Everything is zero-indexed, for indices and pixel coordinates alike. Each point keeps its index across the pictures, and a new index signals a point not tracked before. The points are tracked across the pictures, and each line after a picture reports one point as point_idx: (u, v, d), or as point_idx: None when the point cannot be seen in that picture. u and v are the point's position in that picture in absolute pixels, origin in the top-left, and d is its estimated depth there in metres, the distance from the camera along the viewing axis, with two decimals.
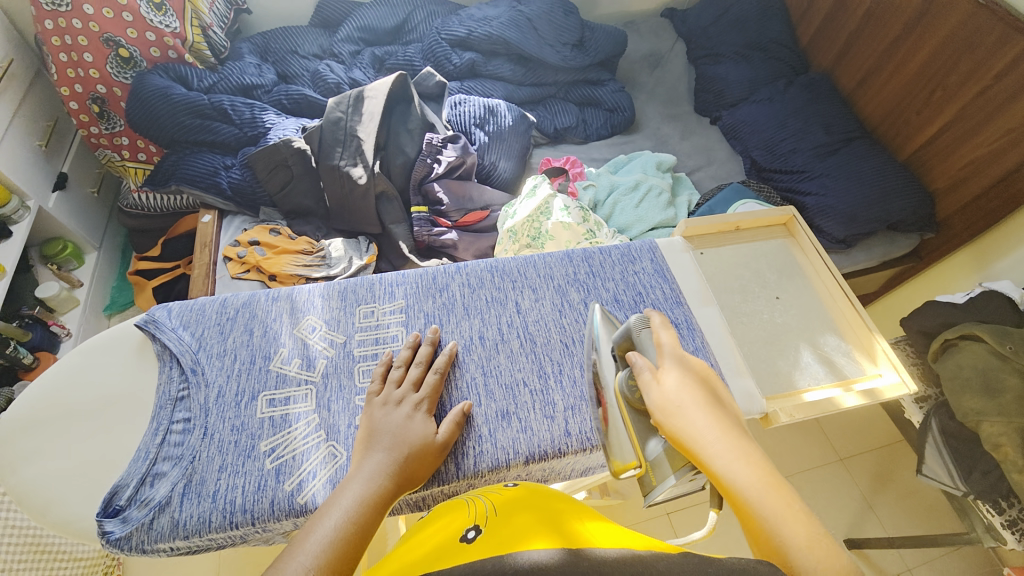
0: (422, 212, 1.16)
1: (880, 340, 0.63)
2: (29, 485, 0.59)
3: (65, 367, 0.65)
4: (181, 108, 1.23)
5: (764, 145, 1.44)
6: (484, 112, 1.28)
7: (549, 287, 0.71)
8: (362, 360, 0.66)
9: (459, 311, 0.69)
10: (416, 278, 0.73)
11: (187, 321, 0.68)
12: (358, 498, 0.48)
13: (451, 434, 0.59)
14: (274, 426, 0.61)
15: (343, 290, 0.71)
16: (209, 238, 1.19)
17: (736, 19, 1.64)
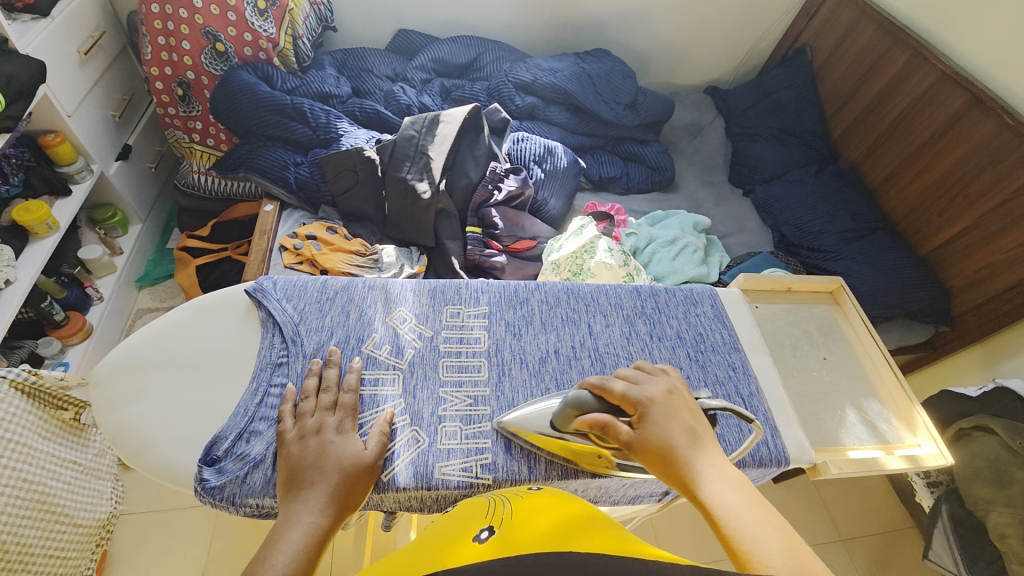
0: (476, 233, 1.22)
1: (920, 413, 0.70)
2: (127, 425, 0.61)
3: (175, 321, 0.68)
4: (265, 104, 1.31)
5: (794, 222, 1.53)
6: (543, 151, 1.37)
7: (620, 313, 0.71)
8: (447, 355, 0.66)
9: (536, 325, 0.70)
10: (499, 286, 0.73)
11: (290, 295, 0.69)
12: (293, 547, 0.47)
13: (380, 445, 0.58)
14: (363, 404, 0.62)
15: (435, 288, 0.72)
16: (268, 226, 1.24)
17: (777, 105, 1.77)
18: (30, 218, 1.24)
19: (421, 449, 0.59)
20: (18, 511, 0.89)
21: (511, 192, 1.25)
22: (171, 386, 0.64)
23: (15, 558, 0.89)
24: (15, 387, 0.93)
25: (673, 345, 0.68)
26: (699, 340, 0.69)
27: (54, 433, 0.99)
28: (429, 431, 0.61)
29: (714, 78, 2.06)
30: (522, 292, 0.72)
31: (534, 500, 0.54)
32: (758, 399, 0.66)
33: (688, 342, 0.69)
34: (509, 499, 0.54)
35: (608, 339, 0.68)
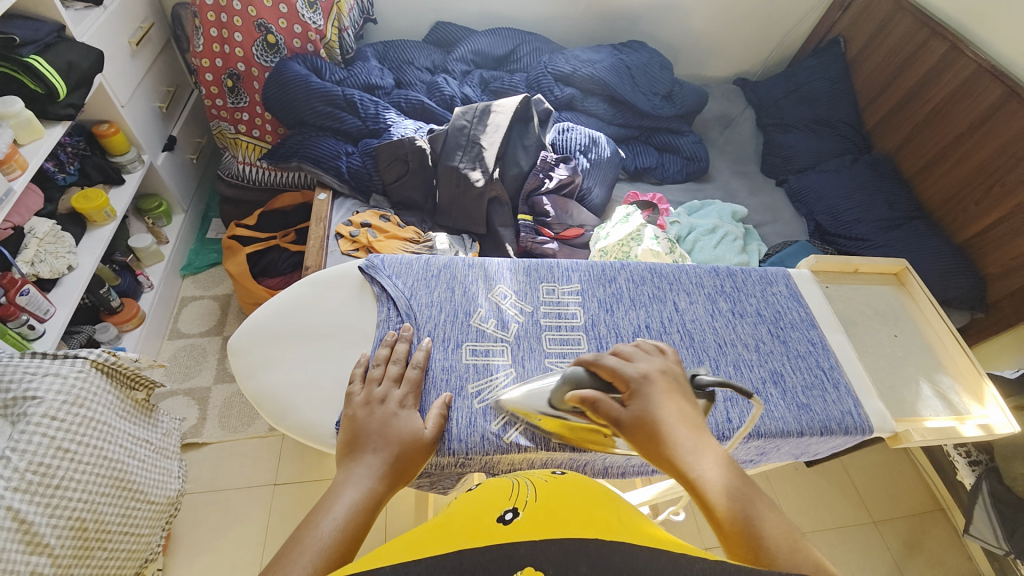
0: (528, 221, 1.25)
1: (987, 384, 0.76)
2: (266, 390, 0.65)
3: (299, 294, 0.72)
4: (317, 95, 1.34)
5: (830, 211, 1.56)
6: (588, 141, 1.39)
7: (702, 292, 0.75)
8: (549, 329, 0.70)
9: (626, 302, 0.73)
10: (587, 266, 0.77)
11: (397, 272, 0.73)
12: (351, 503, 0.46)
13: (438, 426, 0.59)
14: (478, 372, 0.65)
15: (529, 267, 0.76)
16: (323, 214, 1.27)
17: (809, 95, 1.79)
18: (90, 206, 1.27)
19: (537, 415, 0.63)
20: (99, 487, 0.89)
21: (562, 180, 1.28)
22: (305, 355, 0.68)
23: (94, 535, 0.87)
24: (95, 366, 0.95)
25: (755, 321, 0.74)
26: (778, 317, 0.75)
27: (129, 412, 1.01)
28: None
29: (742, 70, 2.07)
30: (609, 271, 0.76)
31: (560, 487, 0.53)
32: (838, 371, 0.72)
33: (768, 319, 0.74)
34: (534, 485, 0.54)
35: (694, 315, 0.73)
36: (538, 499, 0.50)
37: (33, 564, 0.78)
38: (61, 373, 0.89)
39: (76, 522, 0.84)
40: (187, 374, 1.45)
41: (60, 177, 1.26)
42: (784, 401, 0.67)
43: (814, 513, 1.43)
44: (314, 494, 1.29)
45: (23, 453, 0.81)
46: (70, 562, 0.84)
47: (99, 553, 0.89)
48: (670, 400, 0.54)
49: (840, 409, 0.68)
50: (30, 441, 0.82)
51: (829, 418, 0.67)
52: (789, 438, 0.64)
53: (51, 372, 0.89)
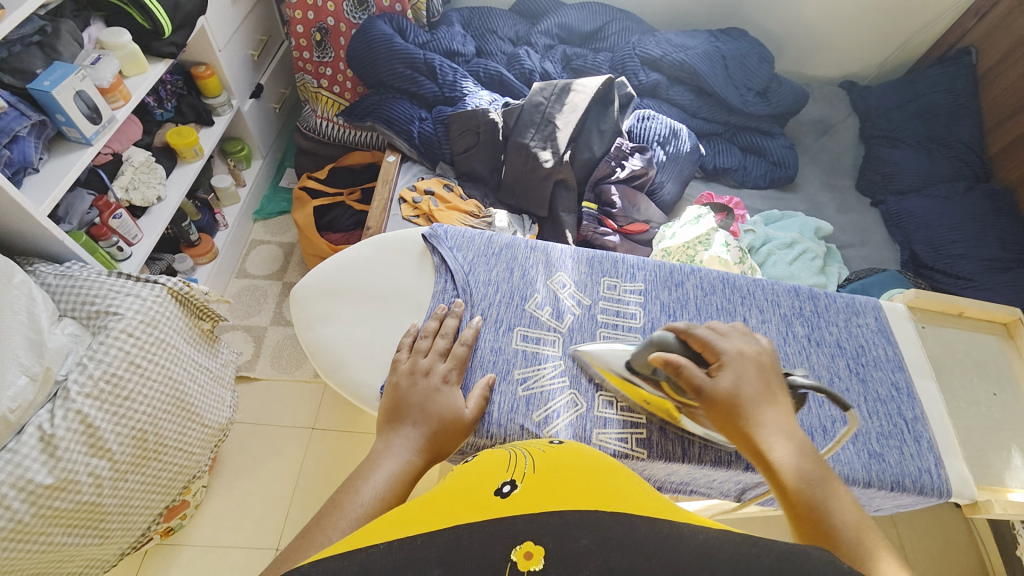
0: (592, 209, 1.20)
1: None
2: (320, 343, 0.67)
3: (361, 254, 0.73)
4: (399, 56, 1.34)
5: (930, 242, 1.40)
6: (668, 133, 1.31)
7: (778, 312, 0.70)
8: (606, 326, 0.67)
9: (692, 310, 0.69)
10: (655, 266, 0.73)
11: (458, 245, 0.72)
12: (388, 474, 0.47)
13: (479, 406, 0.58)
14: (526, 359, 0.64)
15: (592, 258, 0.73)
16: (390, 177, 1.29)
17: (928, 108, 1.59)
18: (182, 142, 1.35)
19: (580, 413, 0.61)
20: (161, 404, 0.96)
21: (635, 171, 1.21)
22: (360, 314, 0.69)
23: (153, 446, 0.96)
24: (171, 294, 1.02)
25: (833, 353, 0.68)
26: (860, 352, 0.68)
27: (195, 340, 1.08)
28: (588, 397, 0.62)
29: (852, 72, 1.85)
30: (677, 274, 0.72)
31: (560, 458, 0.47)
32: (921, 423, 0.65)
33: (848, 352, 0.68)
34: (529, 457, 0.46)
35: (765, 335, 0.67)
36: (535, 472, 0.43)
37: (94, 465, 0.86)
38: (140, 295, 0.97)
39: (138, 433, 0.92)
40: (248, 312, 1.54)
41: (158, 112, 1.35)
42: (855, 445, 0.61)
43: None
44: (348, 444, 1.36)
45: (98, 363, 0.88)
46: (128, 468, 0.92)
47: (155, 464, 0.97)
48: (757, 381, 0.53)
49: (917, 466, 0.61)
50: (105, 353, 0.89)
51: (903, 473, 0.60)
52: (854, 486, 0.59)
53: (132, 293, 0.97)
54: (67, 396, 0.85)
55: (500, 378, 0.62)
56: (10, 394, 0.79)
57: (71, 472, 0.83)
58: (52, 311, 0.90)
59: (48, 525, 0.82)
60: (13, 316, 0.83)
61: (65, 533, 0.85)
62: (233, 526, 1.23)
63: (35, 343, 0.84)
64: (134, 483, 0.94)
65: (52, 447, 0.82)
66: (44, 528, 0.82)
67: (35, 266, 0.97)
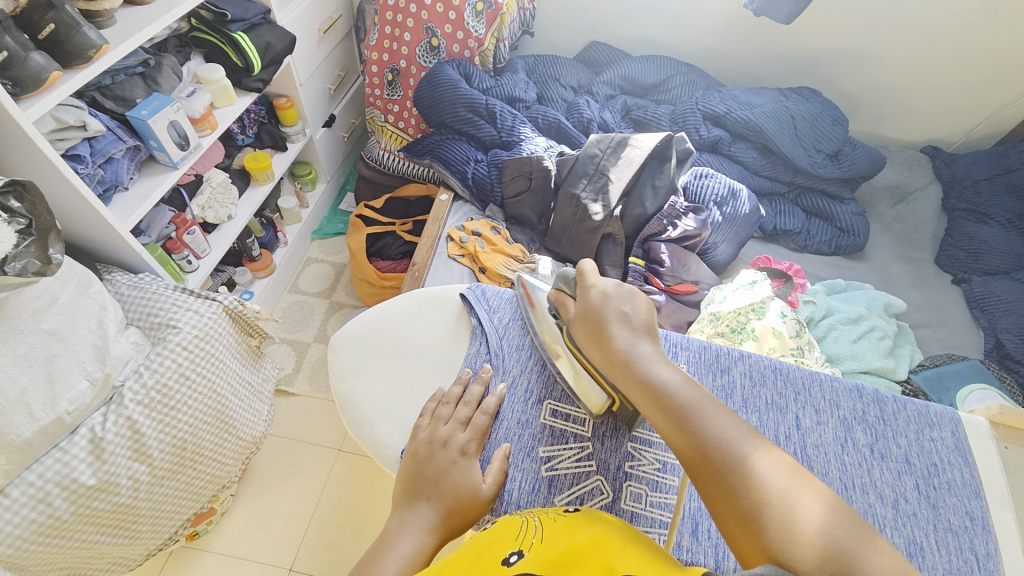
0: (639, 265, 1.17)
1: None
2: (351, 396, 0.68)
3: (400, 307, 0.75)
4: (462, 100, 1.40)
5: (1020, 331, 1.25)
6: (726, 192, 1.27)
7: (835, 414, 0.63)
8: None
9: (737, 400, 0.64)
10: (701, 347, 0.69)
11: (496, 306, 0.72)
12: (402, 558, 0.48)
13: (496, 480, 0.57)
14: (554, 436, 0.61)
15: None
16: (441, 214, 1.32)
17: (1023, 184, 1.45)
18: (256, 167, 1.46)
19: (605, 503, 0.57)
20: (202, 416, 1.01)
21: (687, 231, 1.17)
22: (392, 370, 0.69)
23: (189, 455, 1.00)
24: (225, 312, 1.08)
25: (899, 469, 0.60)
26: (932, 472, 0.60)
27: (241, 355, 1.14)
28: (614, 486, 0.58)
29: (935, 137, 1.72)
30: (724, 358, 0.68)
31: (569, 526, 0.48)
32: (1001, 567, 0.56)
33: (917, 469, 0.60)
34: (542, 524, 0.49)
35: (819, 438, 0.61)
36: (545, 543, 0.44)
37: (133, 469, 0.90)
38: (198, 310, 1.04)
39: (177, 442, 0.96)
40: (295, 327, 1.61)
41: (240, 138, 1.46)
42: None
43: None
44: (369, 470, 1.36)
45: (152, 372, 0.94)
46: (164, 474, 0.96)
47: (189, 472, 1.01)
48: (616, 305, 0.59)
49: None
50: (160, 364, 0.95)
51: None
52: None
53: (191, 308, 1.03)
54: (121, 402, 0.91)
55: (522, 454, 0.60)
56: (69, 397, 0.85)
57: (113, 475, 0.87)
58: (119, 320, 0.97)
59: (86, 523, 0.87)
60: (84, 323, 0.91)
61: (98, 532, 0.89)
62: (251, 540, 1.25)
63: (99, 350, 0.91)
64: (167, 489, 0.98)
65: (100, 449, 0.87)
66: (81, 526, 0.86)
67: (112, 274, 1.06)
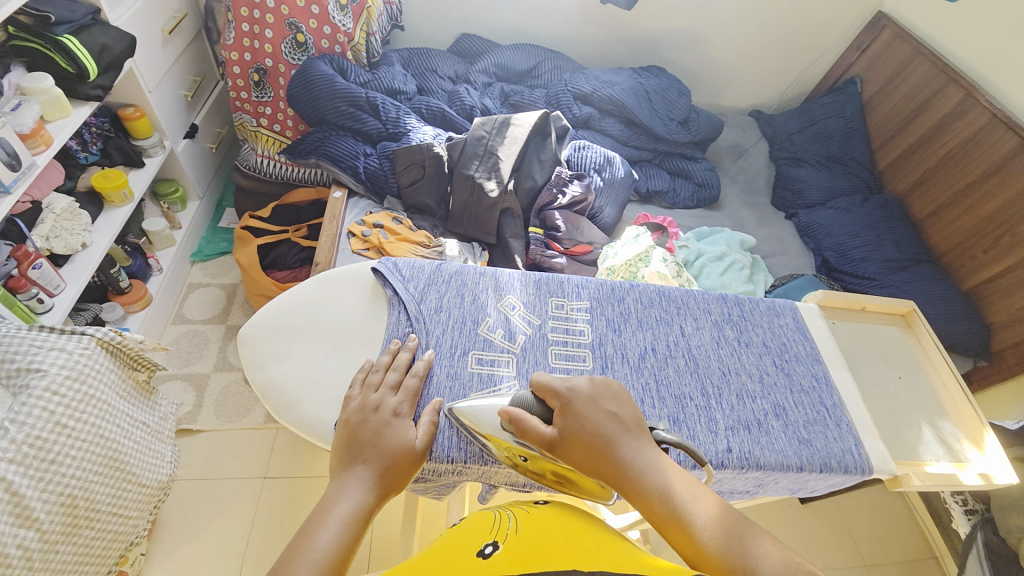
0: (539, 234, 1.25)
1: (989, 430, 0.73)
2: (273, 382, 0.67)
3: (310, 290, 0.74)
4: (341, 95, 1.37)
5: (837, 248, 1.57)
6: (603, 160, 1.41)
7: (710, 319, 0.76)
8: (555, 343, 0.70)
9: (633, 323, 0.74)
10: (598, 283, 0.78)
11: (410, 276, 0.74)
12: (343, 516, 0.48)
13: (428, 435, 0.60)
14: (482, 381, 0.66)
15: (539, 280, 0.77)
16: (337, 212, 1.28)
17: (824, 132, 1.81)
18: (109, 186, 1.28)
19: None
20: (93, 466, 0.89)
21: (575, 197, 1.28)
22: (312, 350, 0.69)
23: (84, 513, 0.87)
24: (100, 345, 0.95)
25: (760, 352, 0.74)
26: (784, 350, 0.75)
27: (129, 393, 1.01)
28: None
29: (757, 102, 2.08)
30: (619, 290, 0.77)
31: (538, 516, 0.54)
32: (840, 410, 0.71)
33: (773, 350, 0.75)
34: (517, 515, 0.55)
35: (699, 341, 0.74)
36: (518, 530, 0.50)
37: (20, 538, 0.78)
38: (65, 348, 0.90)
39: (66, 498, 0.84)
40: (187, 360, 1.45)
41: (81, 156, 1.29)
42: (785, 434, 0.67)
43: (812, 551, 1.38)
44: (300, 492, 1.29)
45: (21, 426, 0.81)
46: (57, 538, 0.83)
47: (86, 532, 0.88)
48: (601, 413, 0.56)
49: (839, 447, 0.67)
50: (28, 414, 0.82)
51: (829, 455, 0.66)
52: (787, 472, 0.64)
53: (57, 348, 0.89)
54: None
55: (455, 403, 0.64)
56: None
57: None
58: None
59: None
60: None
61: None
62: None
63: None
64: (64, 556, 0.85)
65: None
66: None
67: None
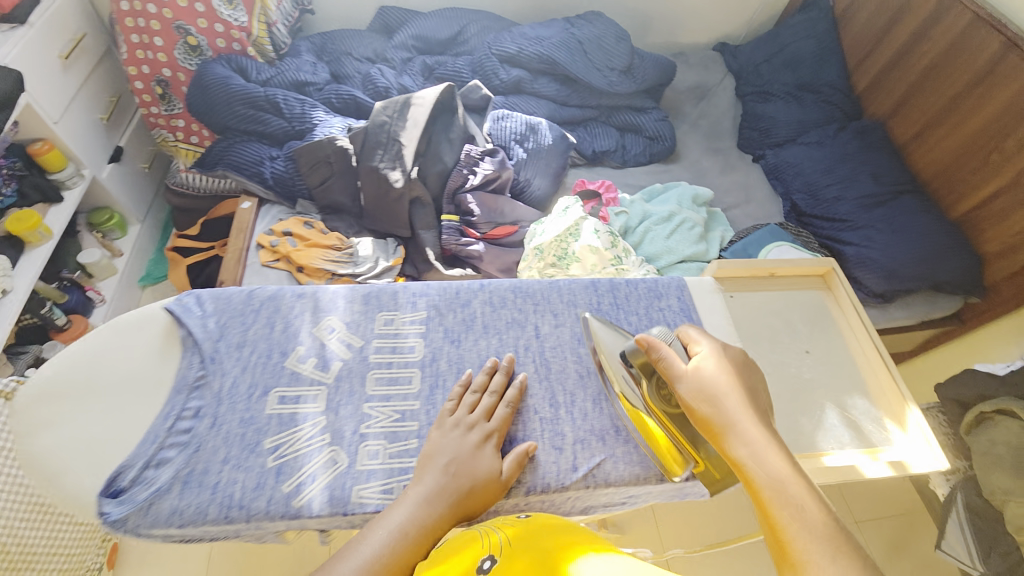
0: (452, 221, 1.16)
1: (912, 410, 0.70)
2: (36, 454, 0.61)
3: (91, 343, 0.67)
4: (238, 97, 1.29)
5: (807, 189, 1.40)
6: (525, 129, 1.29)
7: (570, 313, 0.74)
8: (376, 367, 0.68)
9: (478, 329, 0.72)
10: (440, 289, 0.74)
11: (216, 310, 0.70)
12: (392, 524, 0.55)
13: (512, 468, 0.61)
14: (281, 423, 0.63)
15: (370, 292, 0.74)
16: (245, 224, 1.22)
17: (793, 58, 1.60)
18: (23, 227, 1.26)
19: (337, 471, 0.61)
20: (15, 512, 0.89)
21: (488, 175, 1.18)
22: (86, 413, 0.63)
23: (19, 558, 0.92)
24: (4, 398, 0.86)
25: None
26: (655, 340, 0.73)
27: None
28: (349, 452, 0.62)
29: (722, 33, 1.86)
30: (464, 294, 0.74)
31: (528, 530, 0.53)
32: None
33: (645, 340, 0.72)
34: (504, 530, 0.53)
35: (555, 342, 0.72)
36: (511, 548, 0.50)
37: None
38: None
39: None
40: None
41: None
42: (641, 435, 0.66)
43: None
44: None
45: None
46: None
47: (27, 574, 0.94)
48: (727, 378, 0.58)
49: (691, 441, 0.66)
50: None
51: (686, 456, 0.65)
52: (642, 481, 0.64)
53: None
54: None
55: (244, 453, 0.61)
56: None
57: None
58: None
59: None
60: None
61: None
62: None
63: None
64: None
65: None
66: None
67: None
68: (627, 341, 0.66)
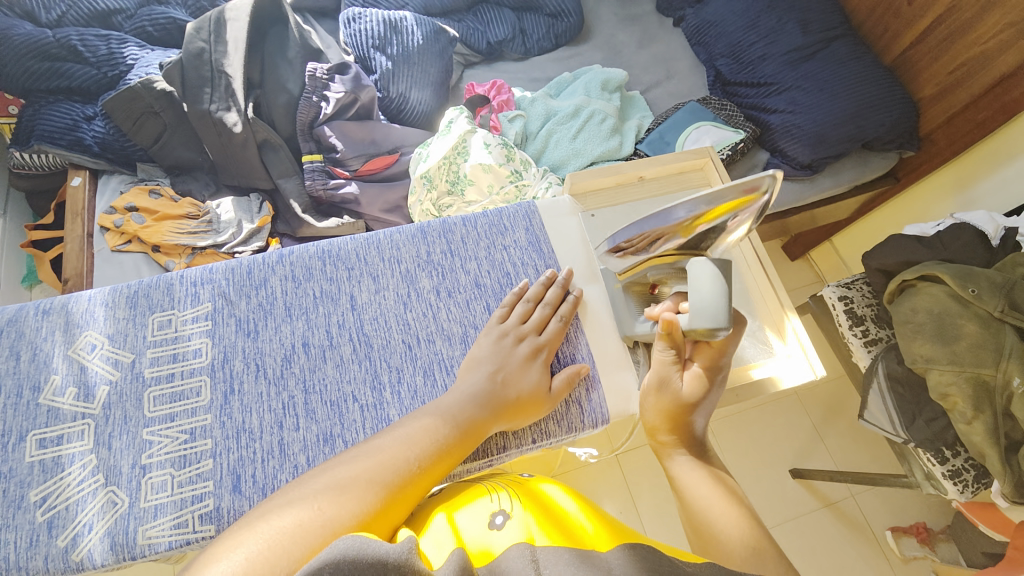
0: (316, 161, 1.01)
1: (789, 316, 0.71)
2: None
3: None
4: (25, 50, 1.03)
5: (731, 51, 1.21)
6: (385, 29, 1.07)
7: (393, 274, 0.66)
8: (153, 383, 0.59)
9: (280, 313, 0.63)
10: (224, 275, 0.65)
11: None
12: (438, 407, 0.54)
13: (562, 385, 0.60)
14: (44, 471, 0.55)
15: (137, 289, 0.63)
16: (81, 205, 1.02)
17: None
18: None
19: (118, 512, 0.54)
20: None
21: (340, 100, 0.99)
22: None
23: None
24: None
25: (464, 299, 0.66)
26: (501, 283, 0.67)
27: None
28: (130, 488, 0.55)
29: None
30: (257, 273, 0.65)
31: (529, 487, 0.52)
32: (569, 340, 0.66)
33: (485, 287, 0.67)
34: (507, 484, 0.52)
35: (375, 311, 0.64)
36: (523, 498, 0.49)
37: None
38: None
39: None
40: None
41: None
42: None
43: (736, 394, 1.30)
44: None
45: None
46: None
47: None
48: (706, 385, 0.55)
49: None
50: None
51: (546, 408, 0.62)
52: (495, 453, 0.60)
53: None
54: None
55: (7, 513, 0.53)
56: None
57: None
58: None
59: None
60: None
61: None
62: None
63: None
64: None
65: None
66: None
67: None
68: (704, 300, 0.53)
